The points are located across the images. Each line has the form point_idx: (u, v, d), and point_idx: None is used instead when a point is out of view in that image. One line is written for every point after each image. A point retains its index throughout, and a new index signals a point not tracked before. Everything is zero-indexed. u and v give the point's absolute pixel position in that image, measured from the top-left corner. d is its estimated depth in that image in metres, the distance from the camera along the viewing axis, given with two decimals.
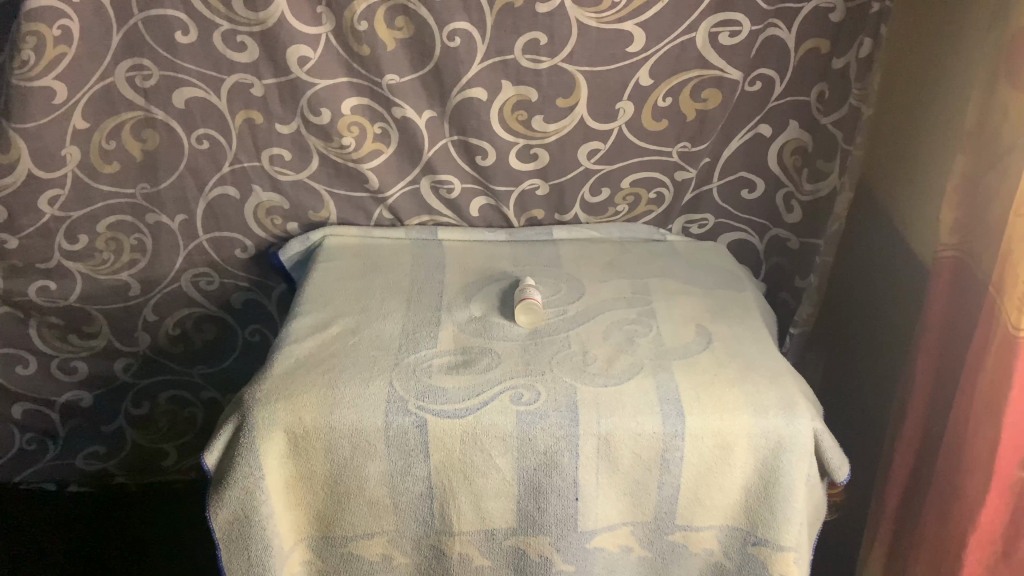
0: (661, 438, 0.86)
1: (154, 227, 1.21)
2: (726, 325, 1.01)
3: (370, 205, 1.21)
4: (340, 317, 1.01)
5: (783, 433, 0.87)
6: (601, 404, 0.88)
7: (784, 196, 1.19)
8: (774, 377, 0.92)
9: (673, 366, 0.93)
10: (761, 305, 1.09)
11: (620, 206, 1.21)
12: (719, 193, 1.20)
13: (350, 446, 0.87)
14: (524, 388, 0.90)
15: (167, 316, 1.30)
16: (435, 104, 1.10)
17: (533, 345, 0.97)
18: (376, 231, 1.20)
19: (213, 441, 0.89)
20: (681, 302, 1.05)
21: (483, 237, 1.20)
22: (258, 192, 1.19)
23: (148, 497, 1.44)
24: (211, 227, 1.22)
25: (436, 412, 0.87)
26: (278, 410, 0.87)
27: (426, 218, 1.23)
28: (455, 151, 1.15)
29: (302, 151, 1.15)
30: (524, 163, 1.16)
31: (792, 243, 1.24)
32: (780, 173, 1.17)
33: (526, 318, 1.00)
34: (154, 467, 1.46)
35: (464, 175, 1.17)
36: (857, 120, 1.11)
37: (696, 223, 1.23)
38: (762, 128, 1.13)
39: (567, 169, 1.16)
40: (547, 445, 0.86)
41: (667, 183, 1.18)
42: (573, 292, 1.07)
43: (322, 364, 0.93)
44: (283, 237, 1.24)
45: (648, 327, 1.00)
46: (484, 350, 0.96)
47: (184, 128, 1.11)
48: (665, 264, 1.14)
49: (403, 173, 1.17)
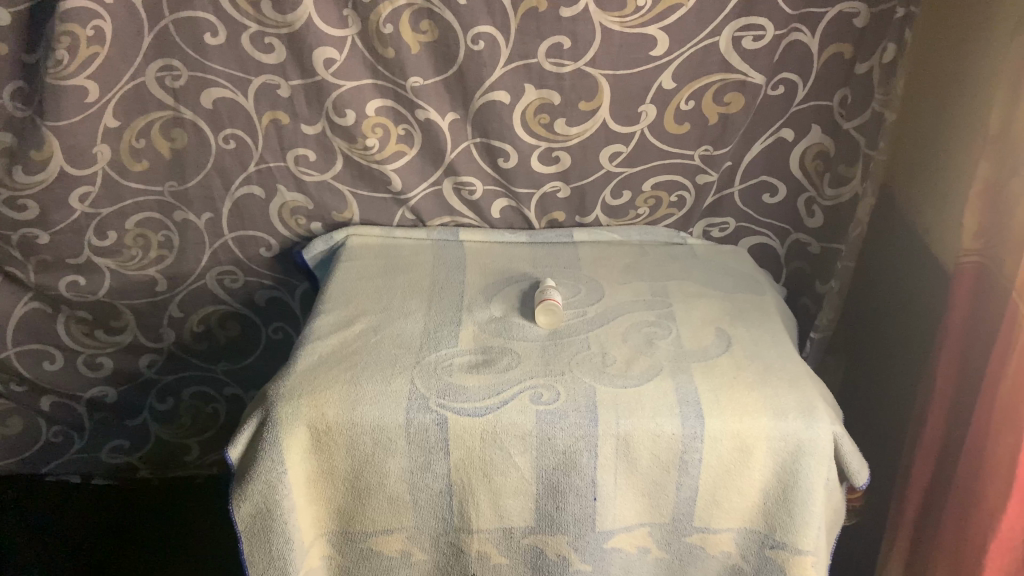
0: (680, 439, 0.87)
1: (181, 224, 1.23)
2: (744, 328, 1.01)
3: (392, 206, 1.22)
4: (362, 315, 1.03)
5: (801, 437, 0.87)
6: (620, 405, 0.88)
7: (805, 200, 1.17)
8: (793, 380, 0.92)
9: (692, 369, 0.93)
10: (781, 308, 1.10)
11: (641, 210, 1.21)
12: (741, 197, 1.18)
13: (372, 442, 0.88)
14: (544, 388, 0.90)
15: (192, 312, 1.32)
16: (457, 106, 1.11)
17: (552, 345, 0.97)
18: (397, 231, 1.22)
19: (236, 436, 0.91)
20: (701, 305, 1.06)
21: (504, 238, 1.21)
22: (283, 192, 1.20)
23: (170, 490, 1.45)
24: (236, 226, 1.24)
25: (457, 410, 0.88)
26: (301, 406, 0.88)
27: (448, 219, 1.24)
28: (477, 153, 1.16)
29: (327, 152, 1.17)
30: (546, 165, 1.16)
31: (813, 246, 1.21)
32: (801, 177, 1.15)
33: (545, 318, 1.01)
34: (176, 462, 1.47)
35: (486, 176, 1.18)
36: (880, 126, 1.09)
37: (717, 227, 1.22)
38: (784, 133, 1.11)
39: (589, 172, 1.16)
40: (566, 445, 0.87)
41: (688, 187, 1.17)
42: (593, 294, 1.08)
43: (345, 360, 0.94)
44: (307, 236, 1.26)
45: (667, 330, 1.00)
46: (504, 350, 0.97)
47: (211, 127, 1.14)
48: (684, 266, 1.15)
49: (426, 174, 1.19)
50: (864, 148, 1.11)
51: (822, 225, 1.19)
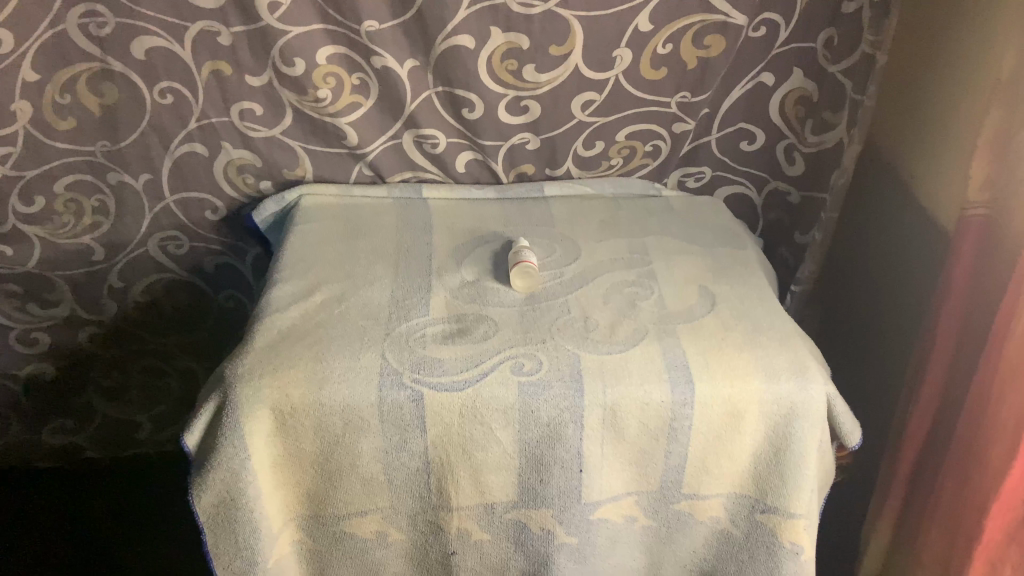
0: (669, 407, 0.82)
1: (117, 187, 1.13)
2: (729, 286, 0.97)
3: (349, 161, 1.14)
4: (324, 285, 0.96)
5: (794, 400, 0.83)
6: (606, 371, 0.83)
7: (786, 147, 1.11)
8: (784, 340, 0.88)
9: (679, 333, 0.88)
10: (763, 264, 1.06)
11: (614, 160, 1.14)
12: (718, 145, 1.12)
13: (342, 423, 0.82)
14: (526, 357, 0.85)
15: (135, 282, 1.22)
16: (417, 54, 1.02)
17: (530, 311, 0.92)
18: (356, 189, 1.14)
19: (192, 422, 0.83)
20: (680, 263, 1.02)
21: (471, 195, 1.14)
22: (228, 149, 1.11)
23: (122, 472, 1.37)
24: (178, 187, 1.14)
25: (433, 385, 0.82)
26: (263, 387, 0.81)
27: (409, 174, 1.16)
28: (440, 103, 1.08)
29: (275, 106, 1.08)
30: (514, 115, 1.09)
31: (793, 197, 1.16)
32: (782, 124, 1.09)
33: (521, 282, 0.96)
34: (128, 441, 1.38)
35: (449, 129, 1.10)
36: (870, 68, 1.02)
37: (693, 176, 1.16)
38: (765, 76, 1.05)
39: (559, 122, 1.09)
40: (550, 417, 0.82)
41: (664, 136, 1.11)
42: (568, 254, 1.03)
43: (308, 335, 0.87)
44: (257, 196, 1.16)
45: (649, 290, 0.96)
46: (479, 318, 0.91)
47: (145, 80, 1.04)
48: (661, 222, 1.10)
49: (384, 127, 1.10)
50: (851, 92, 1.05)
51: (801, 172, 1.13)
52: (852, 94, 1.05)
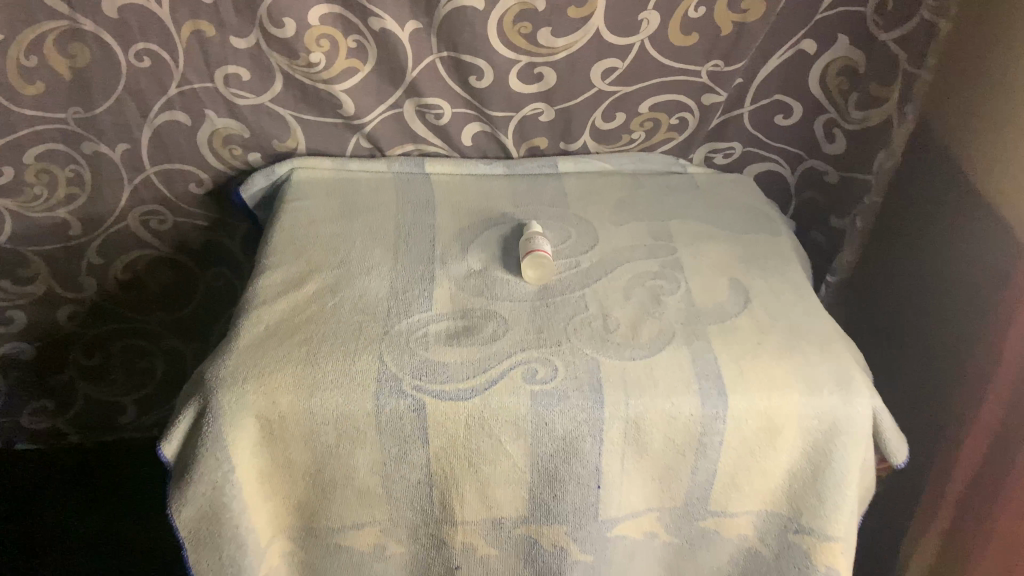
0: (700, 421, 0.75)
1: (92, 158, 1.03)
2: (762, 277, 0.89)
3: (345, 132, 1.04)
4: (316, 273, 0.87)
5: (837, 415, 0.76)
6: (629, 381, 0.75)
7: (824, 123, 1.01)
8: (824, 345, 0.80)
9: (709, 335, 0.80)
10: (798, 251, 0.97)
11: (635, 134, 1.04)
12: (751, 119, 1.02)
13: (335, 433, 0.74)
14: (540, 363, 0.76)
15: (115, 258, 1.13)
16: (419, 15, 0.92)
17: (544, 306, 0.83)
18: (353, 163, 1.04)
19: (170, 429, 0.75)
20: (709, 249, 0.93)
21: (478, 170, 1.05)
22: (213, 118, 1.01)
23: (105, 457, 1.29)
24: (159, 158, 1.05)
25: (437, 393, 0.73)
26: (247, 393, 0.73)
27: (411, 147, 1.06)
28: (445, 69, 0.97)
29: (263, 71, 0.97)
30: (526, 84, 0.98)
31: (829, 176, 1.06)
32: (822, 98, 0.99)
33: (533, 273, 0.87)
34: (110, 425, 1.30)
35: (455, 98, 1.00)
36: (930, 37, 0.92)
37: (721, 152, 1.07)
38: (806, 44, 0.94)
39: (577, 92, 0.99)
40: (566, 430, 0.74)
41: (692, 108, 1.00)
42: (585, 240, 0.93)
43: (298, 332, 0.79)
44: (245, 169, 1.07)
45: (675, 284, 0.87)
46: (487, 314, 0.82)
47: (119, 41, 0.93)
48: (686, 203, 1.01)
49: (384, 95, 1.00)
50: (904, 65, 0.95)
51: (842, 150, 1.03)
52: (908, 67, 0.95)
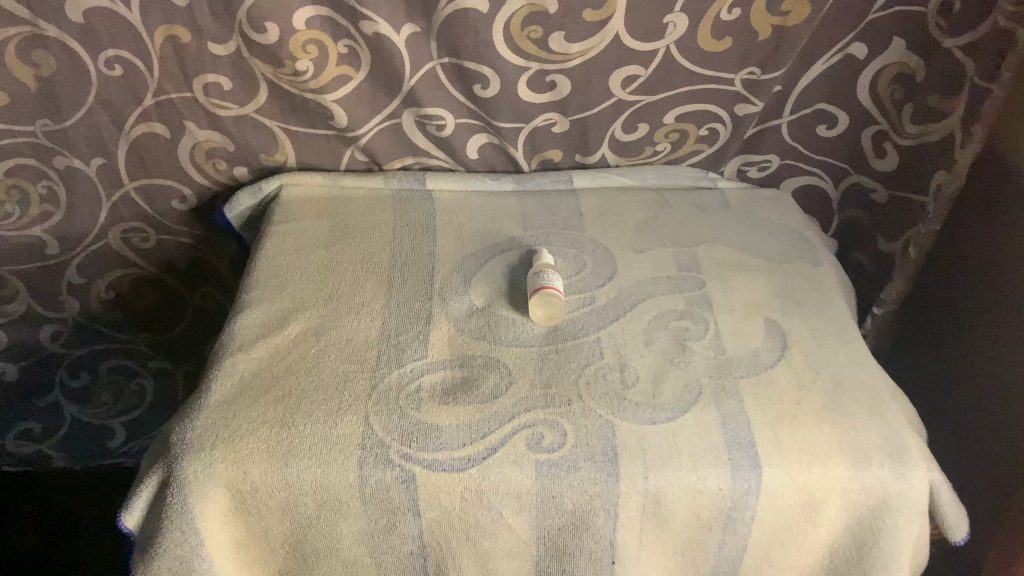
0: (729, 496, 0.65)
1: (65, 173, 0.94)
2: (800, 317, 0.79)
3: (338, 145, 0.94)
4: (300, 311, 0.78)
5: (888, 490, 0.66)
6: (649, 450, 0.66)
7: (874, 135, 0.90)
8: (873, 406, 0.70)
9: (742, 394, 0.70)
10: (841, 281, 0.86)
11: (659, 146, 0.94)
12: (790, 130, 0.91)
13: (316, 505, 0.65)
14: (546, 427, 0.67)
15: (97, 277, 1.05)
16: (416, 18, 0.82)
17: (553, 354, 0.74)
18: (347, 178, 0.95)
19: (131, 498, 0.66)
20: (741, 281, 0.82)
21: (484, 186, 0.95)
22: (193, 130, 0.92)
23: (93, 488, 1.21)
24: (137, 173, 0.96)
25: (429, 463, 0.64)
26: (215, 461, 0.64)
27: (411, 160, 0.97)
28: (446, 77, 0.87)
29: (246, 80, 0.88)
30: (537, 93, 0.88)
31: (877, 194, 0.95)
32: (871, 107, 0.87)
33: (542, 312, 0.77)
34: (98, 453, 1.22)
35: (458, 108, 0.90)
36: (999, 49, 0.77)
37: (755, 166, 0.96)
38: (856, 48, 0.83)
39: (593, 102, 0.88)
40: (577, 504, 0.65)
41: (724, 119, 0.90)
42: (603, 270, 0.84)
43: (275, 386, 0.69)
44: (231, 184, 0.98)
45: (703, 327, 0.77)
46: (489, 363, 0.73)
47: (86, 49, 0.84)
48: (716, 224, 0.90)
49: (379, 105, 0.90)
50: (970, 77, 0.81)
51: (893, 167, 0.91)
52: (974, 81, 0.80)
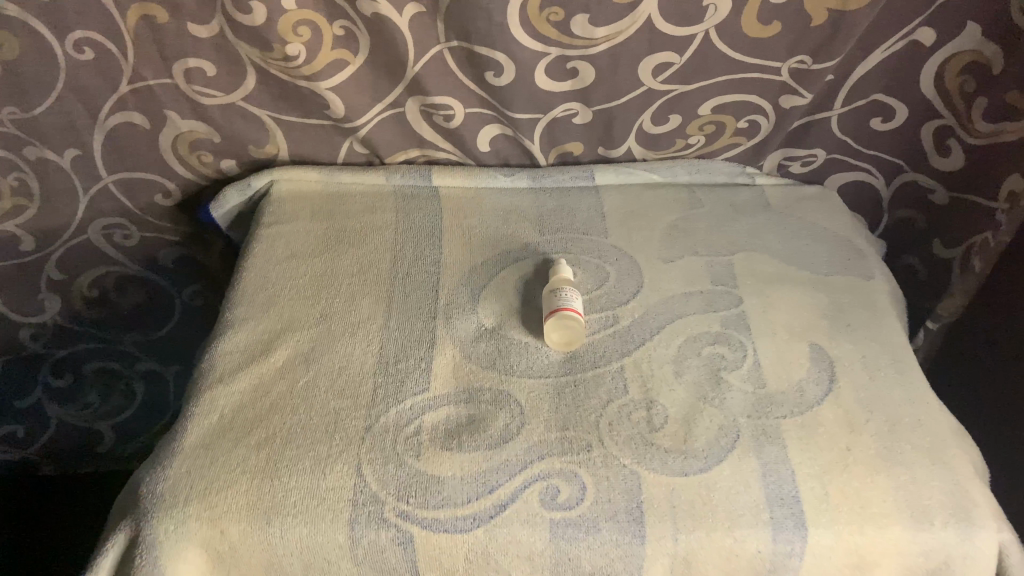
0: (769, 560, 0.57)
1: (37, 163, 0.85)
2: (850, 343, 0.69)
3: (335, 135, 0.85)
4: (289, 334, 0.70)
5: (951, 556, 0.57)
6: (678, 508, 0.57)
7: (938, 130, 0.79)
8: (933, 451, 0.61)
9: (785, 441, 0.61)
10: (895, 297, 0.77)
11: (692, 139, 0.84)
12: (840, 122, 0.81)
13: (302, 566, 0.58)
14: (561, 479, 0.59)
15: (79, 275, 0.97)
16: None
17: (571, 387, 0.66)
18: (345, 173, 0.86)
19: (100, 555, 0.59)
20: (783, 297, 0.73)
21: (496, 182, 0.86)
22: (175, 119, 0.83)
23: (84, 492, 1.15)
24: (116, 165, 0.87)
25: (428, 523, 0.57)
26: (189, 519, 0.57)
27: (415, 152, 0.87)
28: (455, 63, 0.77)
29: (231, 65, 0.78)
30: (557, 82, 0.78)
31: (937, 196, 0.84)
32: (936, 99, 0.77)
33: (558, 336, 0.69)
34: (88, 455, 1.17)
35: (468, 96, 0.80)
36: None
37: (799, 160, 0.86)
38: (924, 32, 0.72)
39: (620, 91, 0.78)
40: (596, 566, 0.57)
41: (766, 110, 0.80)
42: (627, 283, 0.75)
43: (257, 427, 0.63)
44: (219, 176, 0.90)
45: (740, 352, 0.69)
46: (498, 398, 0.65)
47: (52, 29, 0.74)
48: (754, 229, 0.81)
49: (380, 93, 0.81)
50: None
51: (959, 167, 0.80)
52: None
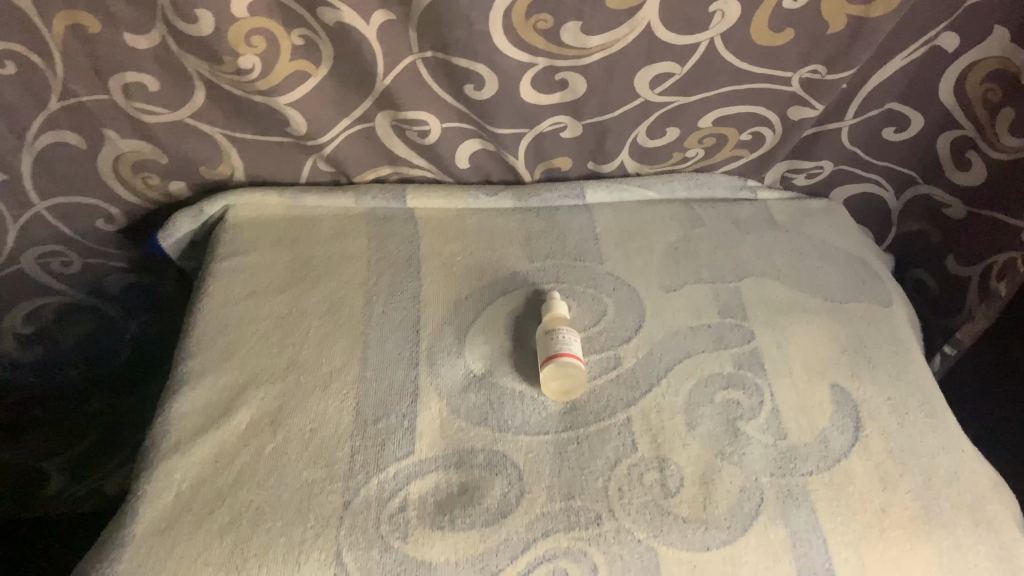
0: None
1: None
2: (874, 384, 0.63)
3: (297, 154, 0.77)
4: (252, 389, 0.62)
5: None
6: None
7: (956, 141, 0.73)
8: (973, 508, 0.56)
9: (815, 504, 0.55)
10: (913, 324, 0.71)
11: (691, 152, 0.77)
12: (851, 133, 0.75)
13: None
14: (570, 561, 0.52)
15: (13, 307, 0.87)
16: (391, 2, 0.63)
17: (574, 445, 0.59)
18: (309, 194, 0.77)
19: None
20: (799, 329, 0.67)
21: (478, 202, 0.78)
22: (115, 139, 0.74)
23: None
24: (49, 189, 0.77)
25: None
26: None
27: (387, 169, 0.79)
28: (430, 75, 0.69)
29: (176, 79, 0.69)
30: (545, 94, 0.70)
31: (952, 210, 0.77)
32: (955, 107, 0.70)
33: (557, 384, 0.62)
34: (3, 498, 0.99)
35: (446, 110, 0.72)
36: None
37: (804, 173, 0.80)
38: (946, 38, 0.66)
39: (615, 104, 0.71)
40: None
41: (772, 122, 0.73)
42: (628, 318, 0.68)
43: (219, 507, 0.55)
44: (167, 199, 0.81)
45: (757, 396, 0.62)
46: (493, 462, 0.58)
47: None
48: (762, 249, 0.74)
49: (346, 107, 0.72)
50: None
51: (981, 181, 0.74)
52: None
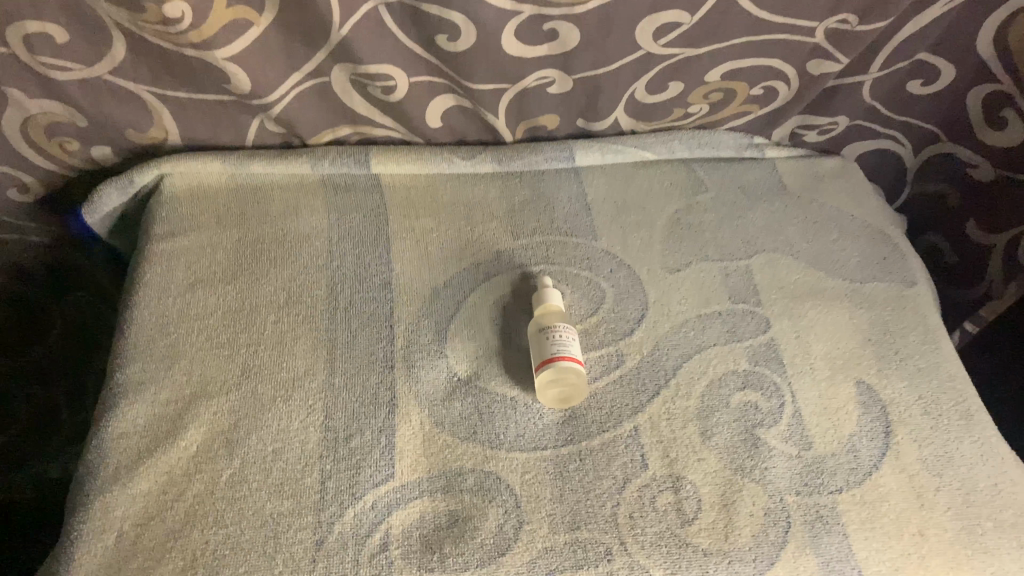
0: None
1: None
2: (902, 381, 0.57)
3: (241, 114, 0.66)
4: (201, 403, 0.54)
5: None
6: None
7: (993, 96, 0.65)
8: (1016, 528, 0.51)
9: (847, 528, 0.49)
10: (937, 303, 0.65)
11: (694, 108, 0.68)
12: (873, 87, 0.67)
13: None
14: None
15: None
16: None
17: (576, 464, 0.52)
18: (257, 160, 0.67)
19: None
20: (818, 316, 0.60)
21: (454, 167, 0.69)
22: (20, 100, 0.62)
23: None
24: None
25: None
26: None
27: (347, 129, 0.69)
28: (396, 24, 0.58)
29: (88, 30, 0.57)
30: (532, 46, 0.60)
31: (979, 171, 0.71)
32: (994, 59, 0.63)
33: (554, 394, 0.55)
34: None
35: (416, 64, 0.62)
36: None
37: (817, 129, 0.72)
38: None
39: (612, 57, 0.62)
40: None
41: (788, 74, 0.65)
42: (630, 307, 0.60)
43: (169, 553, 0.47)
44: (91, 165, 0.70)
45: (777, 398, 0.55)
46: (485, 488, 0.50)
47: None
48: (772, 220, 0.66)
49: (298, 62, 0.61)
50: None
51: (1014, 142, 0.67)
52: None
